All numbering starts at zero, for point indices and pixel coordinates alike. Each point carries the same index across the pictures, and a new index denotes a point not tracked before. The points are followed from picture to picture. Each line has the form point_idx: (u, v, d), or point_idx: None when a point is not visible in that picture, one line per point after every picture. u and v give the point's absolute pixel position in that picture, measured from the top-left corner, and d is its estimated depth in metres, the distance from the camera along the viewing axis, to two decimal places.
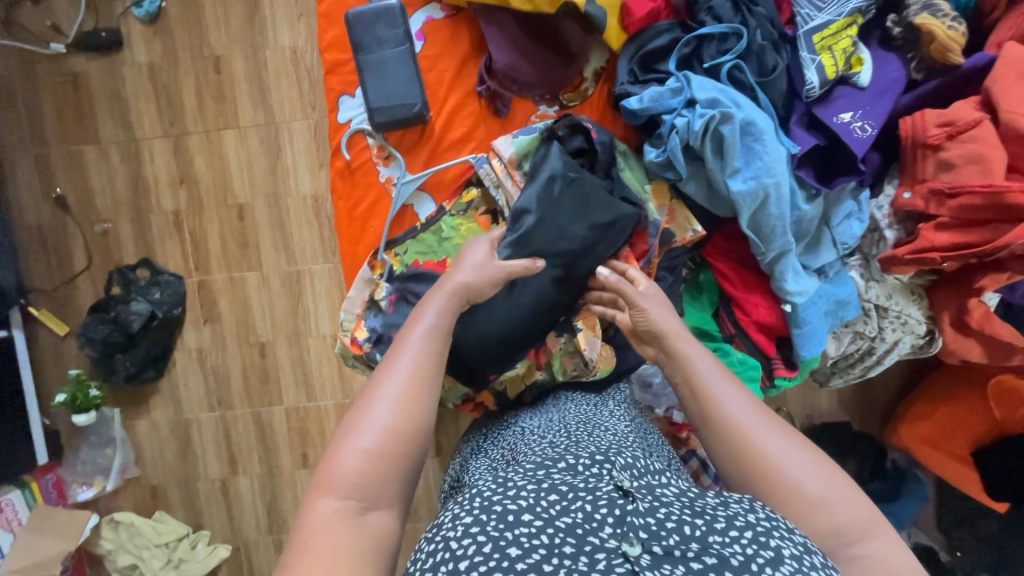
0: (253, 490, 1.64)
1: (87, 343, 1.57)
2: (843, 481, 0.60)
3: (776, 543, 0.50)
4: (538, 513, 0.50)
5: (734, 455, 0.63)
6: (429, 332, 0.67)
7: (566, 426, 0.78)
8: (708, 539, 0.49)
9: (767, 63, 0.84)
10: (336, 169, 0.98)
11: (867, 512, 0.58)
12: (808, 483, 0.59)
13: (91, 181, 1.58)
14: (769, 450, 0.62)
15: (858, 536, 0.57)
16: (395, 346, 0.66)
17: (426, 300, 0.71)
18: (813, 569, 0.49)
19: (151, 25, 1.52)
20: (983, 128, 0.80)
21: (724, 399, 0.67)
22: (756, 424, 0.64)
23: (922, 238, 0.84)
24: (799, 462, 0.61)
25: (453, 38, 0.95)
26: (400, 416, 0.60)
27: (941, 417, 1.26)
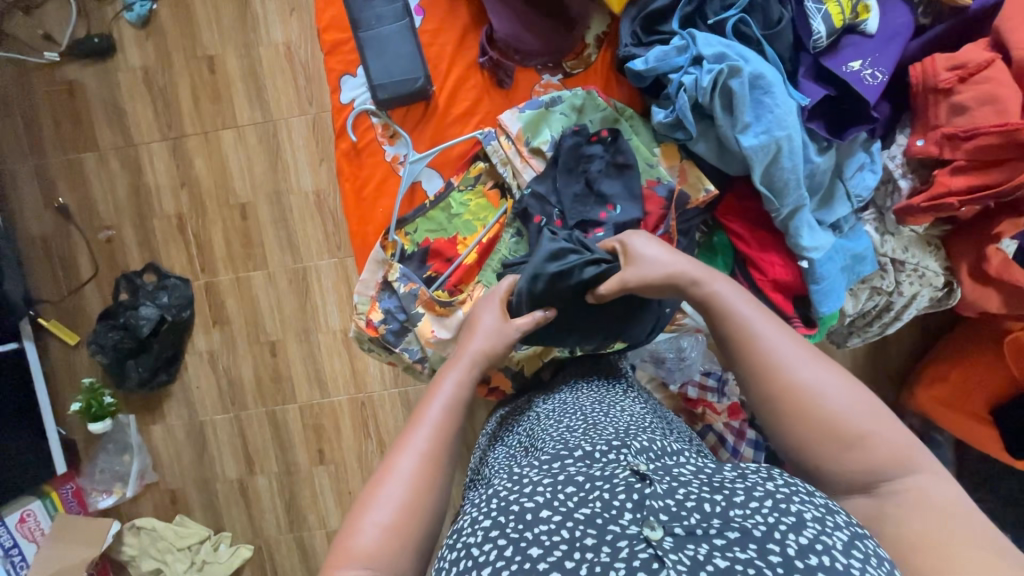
0: (271, 489, 1.64)
1: (98, 350, 1.57)
2: (884, 412, 0.58)
3: (797, 507, 0.49)
4: (556, 508, 0.50)
5: (765, 391, 0.62)
6: (447, 408, 0.68)
7: (581, 408, 0.77)
8: (729, 513, 0.48)
9: (772, 15, 0.83)
10: (341, 150, 0.96)
11: (906, 445, 0.57)
12: (846, 412, 0.58)
13: (92, 188, 1.58)
14: (809, 382, 0.59)
15: (898, 470, 0.56)
16: (410, 425, 0.67)
17: (445, 372, 0.72)
18: (837, 529, 0.48)
19: (143, 28, 1.51)
20: (995, 68, 0.79)
21: (757, 331, 0.64)
22: (794, 357, 0.61)
23: (939, 184, 0.83)
24: (839, 396, 0.58)
25: (453, 9, 0.92)
26: (416, 492, 0.61)
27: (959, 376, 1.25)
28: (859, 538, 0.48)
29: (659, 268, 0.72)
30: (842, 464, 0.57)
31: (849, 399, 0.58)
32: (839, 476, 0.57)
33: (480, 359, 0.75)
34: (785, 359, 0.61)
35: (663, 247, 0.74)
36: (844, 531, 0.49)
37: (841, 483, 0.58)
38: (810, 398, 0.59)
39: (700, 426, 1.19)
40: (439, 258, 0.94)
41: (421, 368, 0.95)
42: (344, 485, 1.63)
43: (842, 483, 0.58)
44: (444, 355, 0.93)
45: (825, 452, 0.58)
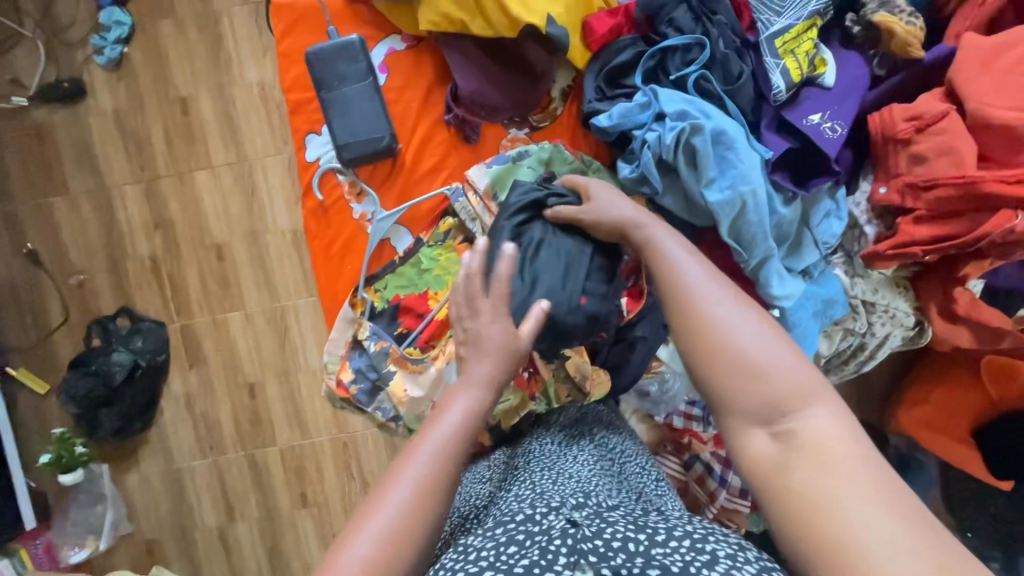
0: (253, 535, 1.60)
1: (69, 399, 1.52)
2: (789, 350, 0.57)
3: (711, 546, 0.53)
4: (499, 567, 0.51)
5: (682, 324, 0.61)
6: (452, 435, 0.64)
7: (531, 477, 0.77)
8: (652, 551, 0.51)
9: (732, 71, 0.84)
10: (308, 208, 0.95)
11: (808, 377, 0.55)
12: (750, 348, 0.57)
13: (62, 233, 1.54)
14: (719, 317, 0.59)
15: (801, 402, 0.54)
16: (405, 452, 0.62)
17: (456, 392, 0.68)
18: (748, 564, 0.51)
19: (114, 71, 1.50)
20: (950, 120, 0.80)
21: (678, 271, 0.65)
22: (709, 292, 0.62)
23: (901, 233, 0.84)
24: (751, 333, 0.57)
25: (417, 67, 0.92)
26: (408, 526, 0.56)
27: (940, 398, 1.26)
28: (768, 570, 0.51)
29: (608, 215, 0.76)
30: (745, 395, 0.56)
31: (755, 336, 0.57)
32: (739, 408, 0.56)
33: (493, 381, 0.70)
34: (700, 293, 0.62)
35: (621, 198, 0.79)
36: (753, 564, 0.51)
37: (741, 417, 0.56)
38: (720, 332, 0.58)
39: (686, 456, 1.18)
40: (410, 314, 0.92)
41: (396, 425, 0.94)
42: (327, 529, 1.58)
43: (743, 417, 0.56)
44: (418, 413, 0.91)
45: (730, 387, 0.56)
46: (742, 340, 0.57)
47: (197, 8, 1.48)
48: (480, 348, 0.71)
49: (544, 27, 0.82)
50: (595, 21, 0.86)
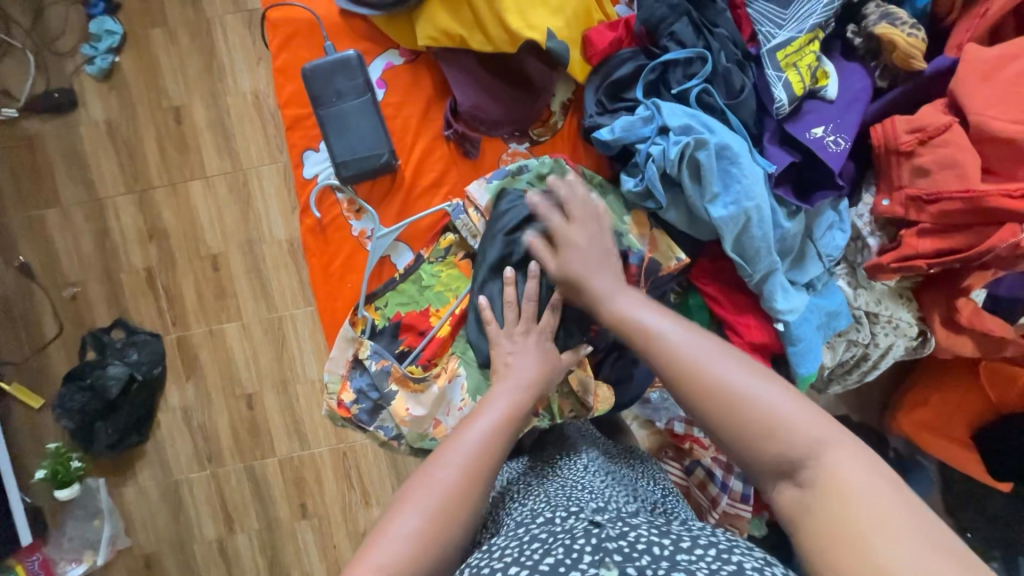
0: (253, 547, 1.58)
1: (64, 414, 1.50)
2: (789, 393, 0.55)
3: (739, 557, 0.52)
4: (523, 563, 0.53)
5: (677, 384, 0.59)
6: (497, 424, 0.70)
7: (543, 488, 0.77)
8: (676, 557, 0.51)
9: (734, 85, 0.83)
10: (307, 226, 0.93)
11: (814, 418, 0.53)
12: (753, 401, 0.55)
13: (55, 244, 1.52)
14: (709, 371, 0.57)
15: (812, 448, 0.52)
16: (455, 432, 0.69)
17: (500, 386, 0.75)
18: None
19: (105, 81, 1.48)
20: (954, 132, 0.79)
21: (658, 331, 0.63)
22: (696, 350, 0.59)
23: (906, 246, 0.83)
24: (741, 375, 0.56)
25: (415, 82, 0.91)
26: (460, 494, 0.63)
27: (939, 402, 1.25)
28: None
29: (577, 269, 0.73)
30: (757, 450, 0.54)
31: (753, 384, 0.55)
32: (759, 465, 0.55)
33: (534, 387, 0.76)
34: (687, 351, 0.60)
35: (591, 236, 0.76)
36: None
37: (766, 473, 0.55)
38: (716, 393, 0.56)
39: (688, 462, 1.15)
40: (412, 331, 0.91)
41: (398, 444, 0.93)
42: (328, 540, 1.57)
43: (767, 471, 0.54)
44: (421, 432, 0.90)
45: (742, 440, 0.55)
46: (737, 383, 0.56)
47: (189, 16, 1.46)
48: (524, 345, 0.80)
49: (544, 43, 0.81)
50: (596, 35, 0.85)
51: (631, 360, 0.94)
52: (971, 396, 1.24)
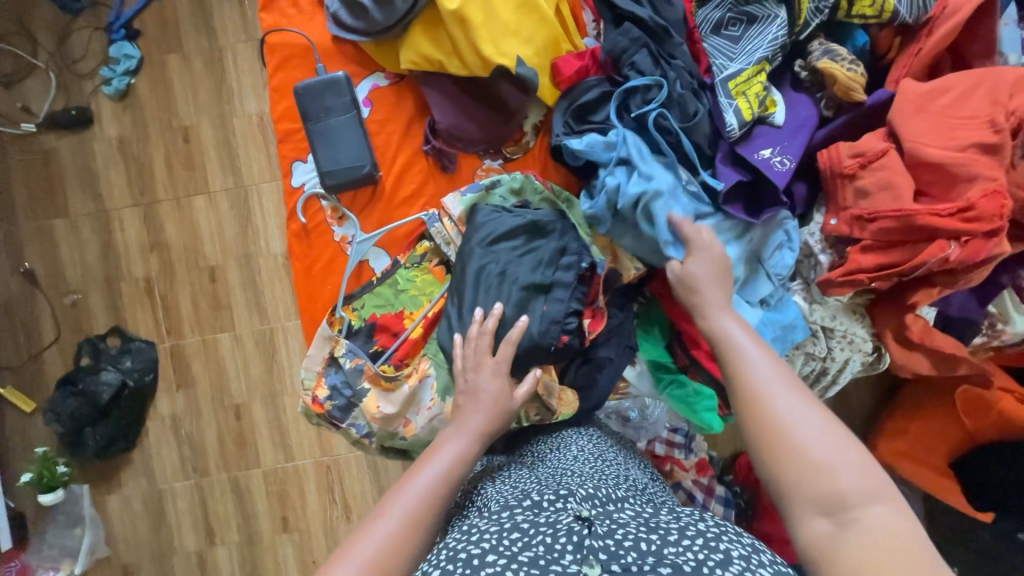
0: (232, 561, 1.59)
1: (55, 417, 1.54)
2: (856, 447, 0.57)
3: (725, 546, 0.55)
4: (502, 552, 0.54)
5: (744, 407, 0.63)
6: (441, 473, 0.68)
7: (536, 475, 0.78)
8: (663, 550, 0.54)
9: (688, 109, 0.90)
10: (292, 231, 1.00)
11: (870, 480, 0.55)
12: (816, 442, 0.57)
13: (60, 253, 1.59)
14: (781, 409, 0.60)
15: (864, 503, 0.54)
16: (398, 483, 0.66)
17: (445, 437, 0.74)
18: (762, 566, 0.53)
19: (120, 101, 1.58)
20: (890, 157, 0.85)
21: (750, 360, 0.66)
22: (777, 384, 0.63)
23: (850, 261, 0.88)
24: (810, 422, 0.59)
25: (399, 103, 0.98)
26: (393, 554, 0.59)
27: (917, 430, 1.28)
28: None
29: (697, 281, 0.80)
30: (803, 488, 0.56)
31: (820, 431, 0.58)
32: (800, 494, 0.57)
33: (485, 433, 0.76)
34: (765, 385, 0.63)
35: (718, 270, 0.81)
36: (769, 568, 0.53)
37: (804, 505, 0.56)
38: (782, 426, 0.59)
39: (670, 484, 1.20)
40: (386, 332, 0.96)
41: (369, 442, 0.97)
42: (308, 555, 1.58)
43: (807, 508, 0.56)
44: (391, 430, 0.95)
45: (790, 478, 0.57)
46: (800, 430, 0.59)
47: (202, 44, 1.57)
48: (476, 399, 0.78)
49: (514, 68, 0.89)
50: (563, 64, 0.93)
51: (596, 365, 0.96)
52: (948, 425, 1.26)
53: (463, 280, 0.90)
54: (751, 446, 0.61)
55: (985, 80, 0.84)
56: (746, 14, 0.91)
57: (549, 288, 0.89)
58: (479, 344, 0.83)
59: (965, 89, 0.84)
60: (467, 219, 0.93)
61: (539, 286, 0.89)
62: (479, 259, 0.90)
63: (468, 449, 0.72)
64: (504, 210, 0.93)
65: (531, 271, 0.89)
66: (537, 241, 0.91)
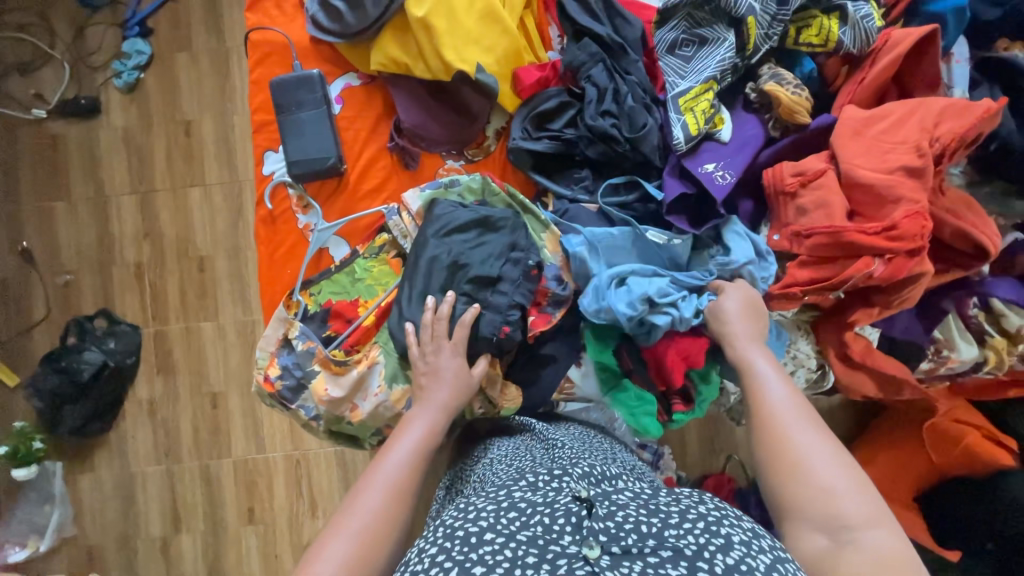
0: (196, 549, 1.60)
1: (35, 393, 1.58)
2: (862, 482, 0.67)
3: (726, 530, 0.56)
4: (499, 531, 0.55)
5: (764, 433, 0.74)
6: (414, 449, 0.80)
7: (533, 453, 0.84)
8: (664, 534, 0.55)
9: (637, 121, 0.94)
10: (259, 217, 1.05)
11: (870, 507, 0.65)
12: (822, 472, 0.68)
13: (58, 235, 1.66)
14: (797, 440, 0.71)
15: (860, 525, 0.64)
16: (375, 460, 0.78)
17: (412, 416, 0.84)
18: (761, 552, 0.55)
19: (128, 93, 1.65)
20: (827, 177, 0.89)
21: (772, 394, 0.76)
22: (795, 418, 0.73)
23: (787, 275, 0.91)
24: (822, 453, 0.69)
25: (368, 102, 1.04)
26: (380, 523, 0.71)
27: (885, 462, 1.28)
28: (781, 561, 0.55)
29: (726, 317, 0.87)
30: (809, 507, 0.67)
31: (829, 463, 0.69)
32: (805, 514, 0.67)
33: (450, 407, 0.86)
34: (784, 418, 0.74)
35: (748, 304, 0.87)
36: (767, 555, 0.55)
37: (807, 523, 0.66)
38: (797, 455, 0.70)
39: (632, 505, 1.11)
40: (340, 318, 1.00)
41: (318, 425, 1.00)
42: (271, 548, 1.59)
43: (809, 526, 0.66)
44: (337, 414, 0.97)
45: (799, 499, 0.68)
46: (812, 460, 0.69)
47: (210, 44, 1.65)
48: (437, 374, 0.87)
49: (473, 74, 0.95)
50: (523, 73, 0.98)
51: (539, 362, 0.99)
52: (914, 457, 1.26)
53: (415, 268, 0.94)
54: (766, 466, 0.72)
55: (918, 110, 0.88)
56: (698, 36, 0.95)
57: (496, 281, 0.92)
58: (436, 327, 0.89)
59: (901, 116, 0.88)
60: (425, 212, 0.97)
61: (486, 279, 0.92)
62: (433, 249, 0.93)
63: (432, 420, 0.84)
64: (459, 205, 0.97)
65: (480, 264, 0.92)
66: (488, 233, 0.94)
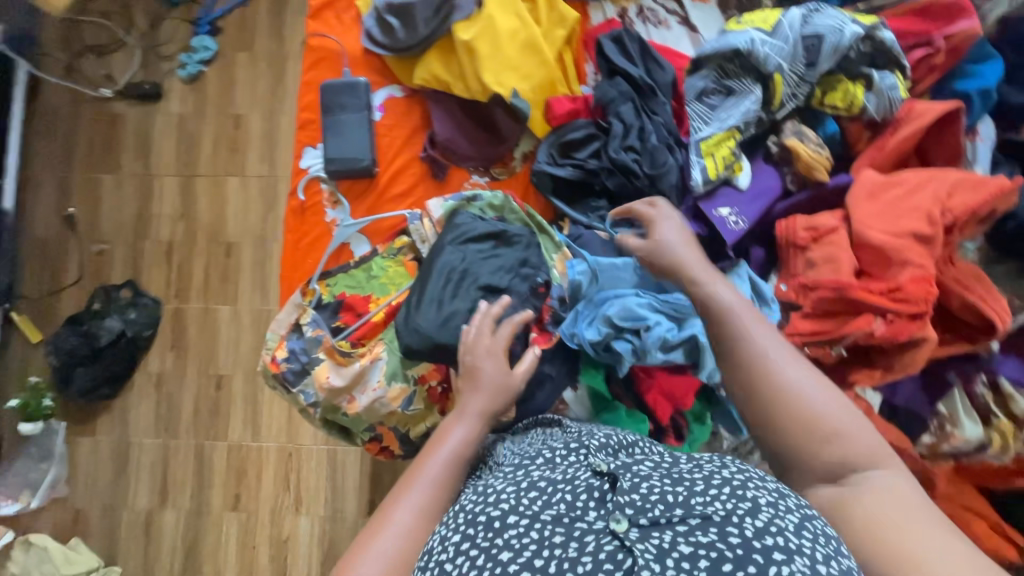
0: (177, 528, 1.62)
1: (54, 351, 1.65)
2: (852, 414, 0.68)
3: (753, 494, 0.56)
4: (523, 513, 0.55)
5: (756, 384, 0.71)
6: (446, 463, 0.76)
7: (551, 430, 0.83)
8: (691, 502, 0.54)
9: (658, 159, 0.98)
10: (291, 207, 1.11)
11: (867, 441, 0.67)
12: (820, 415, 0.68)
13: (102, 206, 1.75)
14: (791, 386, 0.70)
15: (865, 463, 0.66)
16: (406, 479, 0.74)
17: (449, 427, 0.81)
18: (788, 512, 0.55)
19: (189, 83, 1.77)
20: (838, 234, 0.91)
21: (755, 338, 0.74)
22: (779, 360, 0.72)
23: (789, 324, 0.92)
24: (814, 395, 0.69)
25: (407, 113, 1.11)
26: (410, 544, 0.67)
27: None
28: (807, 518, 0.56)
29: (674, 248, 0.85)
30: (819, 456, 0.66)
31: (823, 404, 0.69)
32: (813, 464, 0.67)
33: (485, 415, 0.83)
34: (771, 363, 0.71)
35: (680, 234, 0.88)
36: (795, 513, 0.56)
37: (815, 472, 0.66)
38: (790, 400, 0.69)
39: None
40: (351, 311, 1.04)
41: (314, 412, 1.02)
42: (250, 537, 1.60)
43: (817, 473, 0.67)
44: (335, 404, 1.00)
45: (806, 449, 0.67)
46: (809, 404, 0.68)
47: (270, 48, 1.76)
48: (476, 382, 0.85)
49: (509, 97, 1.01)
50: (556, 104, 1.03)
51: (536, 382, 0.98)
52: None
53: (429, 272, 0.97)
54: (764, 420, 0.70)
55: (933, 180, 0.90)
56: (726, 87, 0.99)
57: (505, 292, 0.96)
58: (482, 327, 0.89)
59: (916, 184, 0.91)
60: (446, 221, 1.02)
61: (497, 289, 0.96)
62: (450, 257, 0.97)
63: (467, 433, 0.81)
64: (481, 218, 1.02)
65: (493, 276, 0.96)
66: (503, 250, 0.99)
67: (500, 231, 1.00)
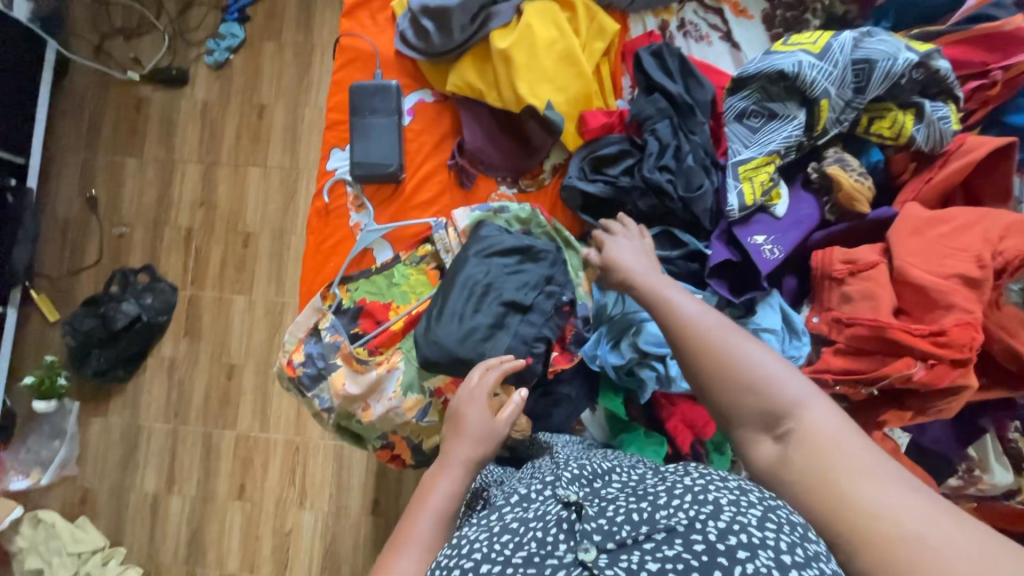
0: (182, 514, 1.62)
1: (70, 332, 1.65)
2: (780, 363, 0.64)
3: (714, 495, 0.53)
4: (495, 560, 0.51)
5: (685, 352, 0.69)
6: (434, 525, 0.70)
7: (539, 461, 0.79)
8: (655, 516, 0.52)
9: (693, 181, 0.95)
10: (315, 208, 1.10)
11: (797, 387, 0.62)
12: (748, 369, 0.64)
13: (124, 189, 1.75)
14: (718, 347, 0.66)
15: (797, 409, 0.61)
16: (395, 546, 0.68)
17: (436, 479, 0.76)
18: (751, 506, 0.52)
19: (216, 70, 1.76)
20: (879, 270, 0.87)
21: (682, 309, 0.72)
22: (703, 323, 0.69)
23: (820, 360, 0.89)
24: (740, 350, 0.66)
25: (437, 119, 1.08)
26: None
27: None
28: (772, 509, 0.53)
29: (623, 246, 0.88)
30: (749, 410, 0.63)
31: (751, 357, 0.65)
32: (747, 418, 0.63)
33: (471, 462, 0.78)
34: (694, 328, 0.69)
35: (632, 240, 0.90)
36: (758, 506, 0.53)
37: (751, 427, 0.63)
38: (717, 361, 0.66)
39: None
40: (370, 318, 1.02)
41: (328, 417, 1.01)
42: (253, 528, 1.60)
43: (754, 428, 0.63)
44: (349, 410, 0.99)
45: (737, 406, 0.64)
46: (738, 359, 0.65)
47: (298, 38, 1.75)
48: (459, 430, 0.81)
49: (543, 109, 0.98)
50: (590, 117, 1.01)
51: (553, 400, 0.97)
52: None
53: (451, 283, 0.95)
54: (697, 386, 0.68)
55: (983, 220, 0.87)
56: (768, 110, 0.96)
57: (529, 309, 0.94)
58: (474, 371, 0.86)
59: (965, 223, 0.87)
60: (471, 232, 1.00)
61: (521, 305, 0.94)
62: (464, 280, 0.94)
63: (454, 484, 0.75)
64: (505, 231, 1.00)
65: (518, 291, 0.94)
66: (525, 268, 0.97)
67: (524, 246, 0.97)
